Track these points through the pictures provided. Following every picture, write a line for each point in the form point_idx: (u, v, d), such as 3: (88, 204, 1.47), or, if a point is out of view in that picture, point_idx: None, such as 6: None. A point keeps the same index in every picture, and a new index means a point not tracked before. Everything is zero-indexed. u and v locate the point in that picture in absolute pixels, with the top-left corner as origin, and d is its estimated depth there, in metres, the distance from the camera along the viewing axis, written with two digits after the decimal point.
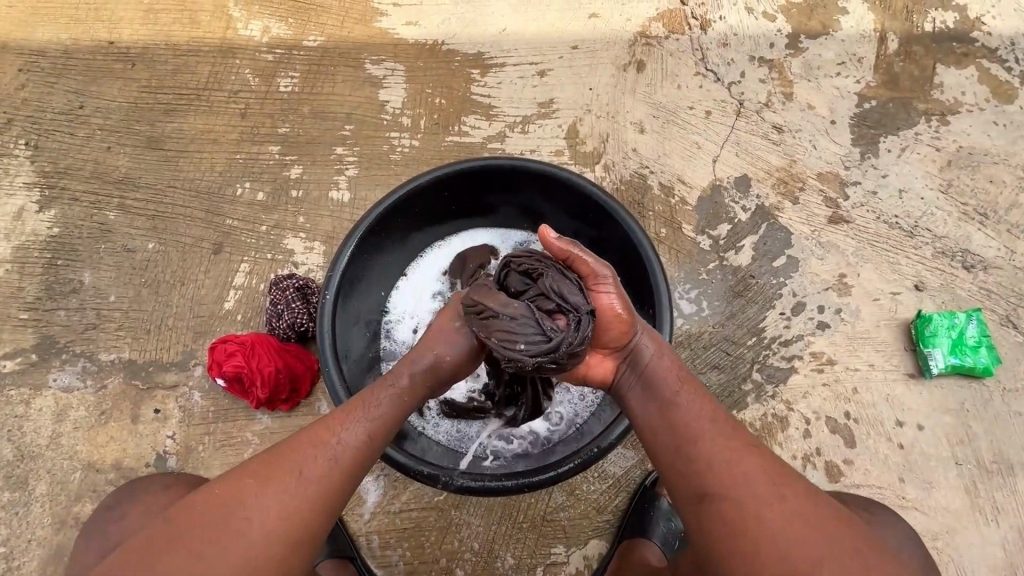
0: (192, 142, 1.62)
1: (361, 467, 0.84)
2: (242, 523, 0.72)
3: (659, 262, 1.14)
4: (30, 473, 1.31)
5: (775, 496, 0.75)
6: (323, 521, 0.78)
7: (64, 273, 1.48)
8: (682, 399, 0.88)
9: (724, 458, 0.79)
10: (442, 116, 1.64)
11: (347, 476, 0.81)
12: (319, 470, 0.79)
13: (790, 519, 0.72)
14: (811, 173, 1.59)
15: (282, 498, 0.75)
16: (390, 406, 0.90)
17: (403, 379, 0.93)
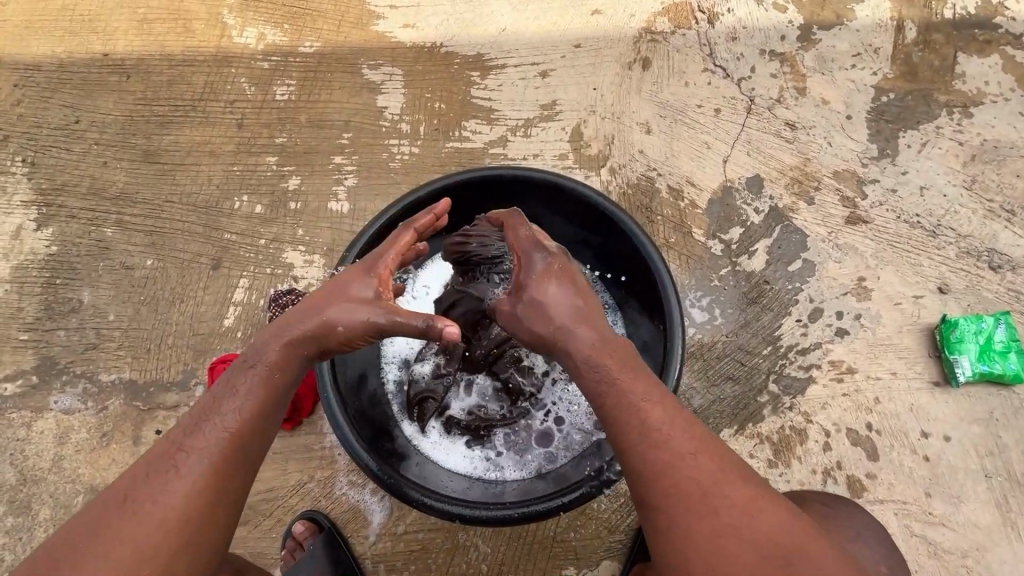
0: (188, 155, 1.59)
1: (223, 476, 0.76)
2: (87, 562, 0.68)
3: (668, 271, 1.08)
4: (33, 497, 1.29)
5: (714, 495, 0.72)
6: (180, 537, 0.72)
7: (62, 292, 1.46)
8: (623, 377, 0.79)
9: (667, 455, 0.74)
10: (442, 121, 1.60)
11: (203, 487, 0.74)
12: (167, 488, 0.73)
13: (727, 516, 0.71)
14: (826, 172, 1.52)
15: (124, 526, 0.70)
16: (255, 394, 0.81)
17: (265, 359, 0.82)
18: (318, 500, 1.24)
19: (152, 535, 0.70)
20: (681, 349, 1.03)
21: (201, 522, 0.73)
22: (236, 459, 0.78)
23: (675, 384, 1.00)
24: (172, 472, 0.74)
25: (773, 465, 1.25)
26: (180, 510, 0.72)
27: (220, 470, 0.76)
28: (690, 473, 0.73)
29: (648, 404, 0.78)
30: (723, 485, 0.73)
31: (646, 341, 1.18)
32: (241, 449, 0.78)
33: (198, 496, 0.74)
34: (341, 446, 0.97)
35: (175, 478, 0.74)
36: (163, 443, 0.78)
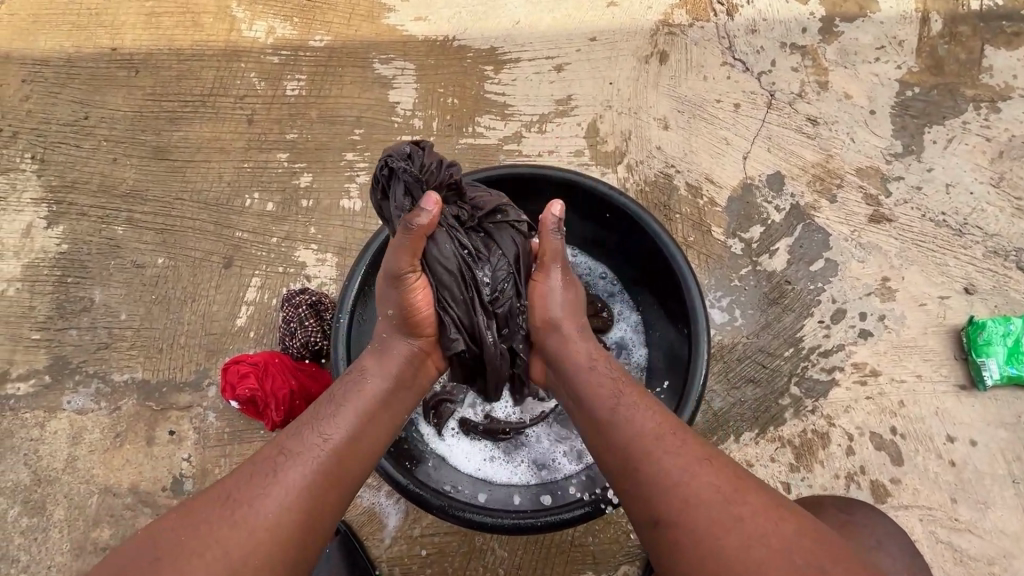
0: (198, 151, 1.57)
1: (319, 489, 0.75)
2: (182, 559, 0.65)
3: (692, 272, 1.05)
4: (47, 498, 1.29)
5: (732, 503, 0.68)
6: (281, 544, 0.69)
7: (73, 291, 1.45)
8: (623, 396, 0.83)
9: (680, 459, 0.73)
10: (455, 117, 1.57)
11: (298, 496, 0.73)
12: (266, 491, 0.72)
13: (752, 523, 0.66)
14: (849, 168, 1.49)
15: (224, 526, 0.68)
16: (352, 410, 0.84)
17: (367, 381, 0.88)
18: None
19: (256, 537, 0.68)
20: (707, 353, 1.00)
21: (288, 536, 0.70)
22: (331, 475, 0.77)
23: (700, 389, 0.98)
24: (271, 477, 0.74)
25: (795, 469, 1.22)
26: (274, 518, 0.70)
27: (318, 484, 0.75)
28: (708, 479, 0.70)
29: (650, 414, 0.80)
30: (732, 492, 0.69)
31: (666, 344, 1.16)
32: (343, 465, 0.79)
33: (294, 505, 0.72)
34: None
35: (273, 482, 0.73)
36: (264, 452, 0.78)
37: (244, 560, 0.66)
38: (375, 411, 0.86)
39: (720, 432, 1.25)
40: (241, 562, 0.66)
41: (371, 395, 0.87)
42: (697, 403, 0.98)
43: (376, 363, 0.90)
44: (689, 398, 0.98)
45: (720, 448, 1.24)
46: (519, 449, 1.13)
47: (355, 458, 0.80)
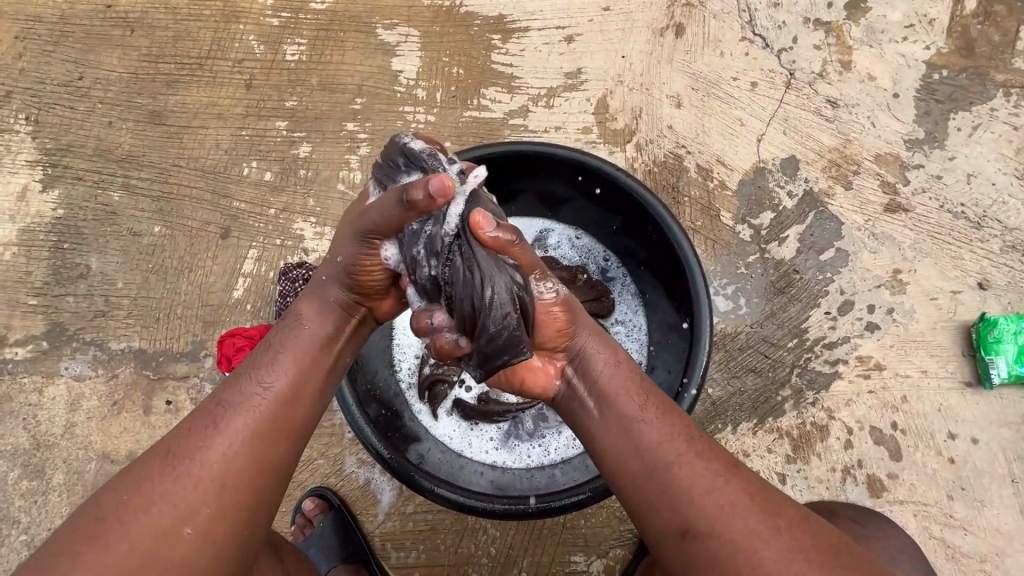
0: (195, 117, 1.52)
1: (256, 437, 0.75)
2: (127, 516, 0.68)
3: (697, 258, 1.02)
4: (47, 462, 1.30)
5: (764, 511, 0.70)
6: (218, 498, 0.71)
7: (69, 257, 1.44)
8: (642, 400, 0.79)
9: (707, 467, 0.73)
10: (460, 88, 1.51)
11: (237, 447, 0.74)
12: (208, 444, 0.73)
13: (783, 539, 0.67)
14: (867, 155, 1.43)
15: (158, 486, 0.70)
16: (288, 355, 0.82)
17: (298, 327, 0.86)
18: (326, 477, 1.23)
19: (191, 495, 0.70)
20: (708, 347, 0.97)
21: (230, 485, 0.72)
22: (272, 421, 0.77)
23: (700, 380, 0.95)
24: (211, 428, 0.74)
25: (791, 461, 1.21)
26: (218, 467, 0.72)
27: (255, 434, 0.75)
28: (735, 487, 0.71)
29: (668, 418, 0.78)
30: (761, 504, 0.70)
31: (668, 332, 1.13)
32: (285, 413, 0.78)
33: (237, 450, 0.73)
34: (355, 433, 0.97)
35: (213, 435, 0.74)
36: (209, 402, 0.79)
37: (189, 507, 0.69)
38: (313, 359, 0.84)
39: (718, 422, 1.23)
40: (186, 510, 0.69)
41: (303, 342, 0.84)
42: (697, 394, 0.95)
43: (310, 308, 0.88)
44: (686, 393, 0.95)
45: (716, 437, 1.23)
46: (517, 432, 1.13)
47: (299, 406, 0.80)
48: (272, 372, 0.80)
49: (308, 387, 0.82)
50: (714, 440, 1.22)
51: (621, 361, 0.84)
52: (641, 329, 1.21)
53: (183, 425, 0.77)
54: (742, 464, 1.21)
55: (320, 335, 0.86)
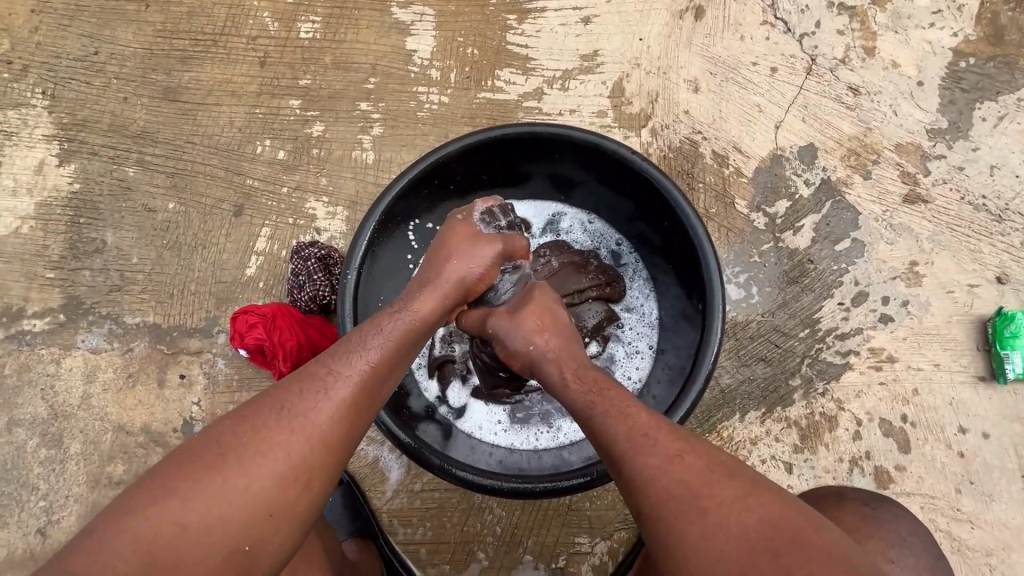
0: (210, 94, 1.52)
1: (358, 414, 0.79)
2: (238, 459, 0.70)
3: (712, 244, 1.01)
4: (64, 431, 1.33)
5: (704, 494, 0.68)
6: (326, 458, 0.74)
7: (86, 232, 1.45)
8: (599, 401, 0.80)
9: (652, 457, 0.72)
10: (474, 69, 1.49)
11: (344, 421, 0.77)
12: (319, 413, 0.75)
13: (718, 523, 0.65)
14: (888, 144, 1.41)
15: (271, 434, 0.72)
16: (395, 339, 0.85)
17: (410, 312, 0.89)
18: None
19: (307, 447, 0.73)
20: (721, 332, 0.96)
21: (333, 459, 0.75)
22: (372, 401, 0.81)
23: (711, 367, 0.95)
24: (324, 391, 0.77)
25: (798, 450, 1.21)
26: (327, 430, 0.75)
27: (360, 407, 0.79)
28: (675, 473, 0.70)
29: (625, 414, 0.78)
30: (705, 487, 0.68)
31: (679, 318, 1.13)
32: (381, 390, 0.82)
33: (343, 418, 0.77)
34: None
35: (323, 403, 0.76)
36: (313, 366, 0.80)
37: (302, 461, 0.73)
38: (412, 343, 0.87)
39: (726, 409, 1.23)
40: (299, 463, 0.72)
41: (413, 328, 0.88)
42: (707, 381, 0.95)
43: (427, 298, 0.91)
44: (697, 378, 0.95)
45: (724, 425, 1.23)
46: (526, 414, 1.13)
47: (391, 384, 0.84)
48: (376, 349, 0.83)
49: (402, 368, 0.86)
50: (722, 428, 1.22)
51: (566, 380, 0.85)
52: (650, 315, 1.20)
53: (288, 382, 0.78)
54: (749, 452, 1.21)
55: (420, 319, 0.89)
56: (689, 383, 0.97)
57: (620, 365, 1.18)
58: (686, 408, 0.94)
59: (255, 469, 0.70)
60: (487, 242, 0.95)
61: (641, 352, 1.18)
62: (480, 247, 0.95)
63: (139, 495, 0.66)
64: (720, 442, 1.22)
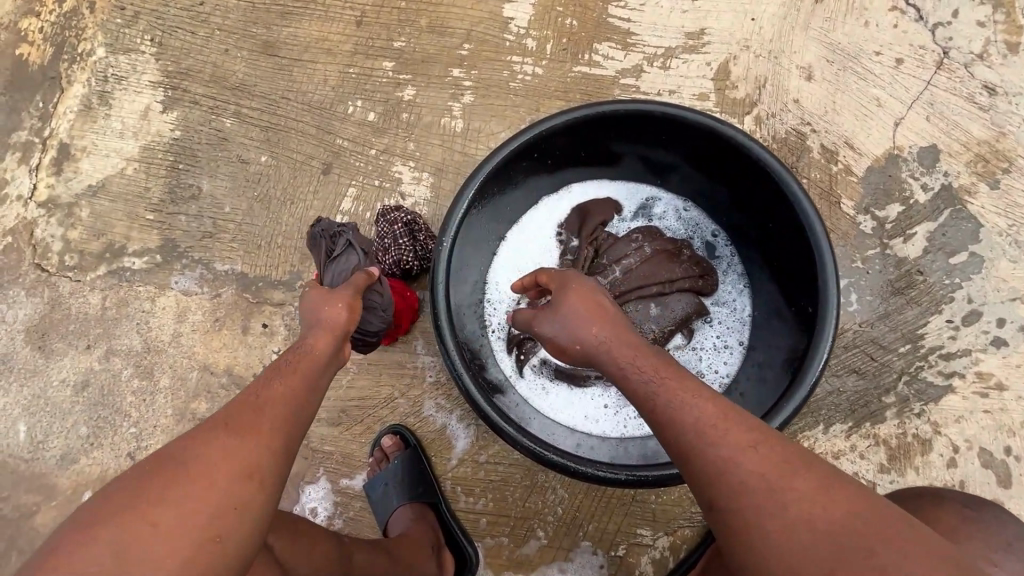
0: (306, 51, 1.54)
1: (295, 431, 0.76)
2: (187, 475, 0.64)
3: (830, 245, 0.93)
4: (155, 366, 1.41)
5: (783, 486, 0.62)
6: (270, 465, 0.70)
7: (184, 178, 1.51)
8: (663, 392, 0.74)
9: (724, 445, 0.67)
10: (572, 41, 1.44)
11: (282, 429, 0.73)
12: (261, 429, 0.71)
13: (800, 517, 0.59)
14: (1023, 152, 1.28)
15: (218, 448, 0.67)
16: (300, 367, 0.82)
17: (309, 348, 0.85)
18: (405, 416, 1.28)
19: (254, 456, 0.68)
20: (832, 338, 0.90)
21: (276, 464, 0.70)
22: (303, 423, 0.77)
23: (817, 376, 0.89)
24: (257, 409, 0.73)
25: (884, 470, 1.15)
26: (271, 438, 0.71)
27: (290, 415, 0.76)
28: (751, 461, 0.64)
29: (691, 399, 0.72)
30: (782, 480, 0.62)
31: (775, 319, 1.07)
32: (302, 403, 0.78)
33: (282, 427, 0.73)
34: (454, 380, 0.98)
35: (263, 418, 0.72)
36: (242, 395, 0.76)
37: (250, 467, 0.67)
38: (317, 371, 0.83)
39: (809, 419, 1.17)
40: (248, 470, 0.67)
41: (316, 360, 0.84)
42: (812, 390, 0.89)
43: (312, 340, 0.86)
44: (801, 385, 0.89)
45: (805, 435, 1.17)
46: (604, 401, 1.12)
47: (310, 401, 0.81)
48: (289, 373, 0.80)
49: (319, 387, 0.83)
50: (802, 438, 1.17)
51: (625, 369, 0.78)
52: (742, 312, 1.14)
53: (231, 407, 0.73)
54: None
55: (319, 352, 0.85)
56: (789, 389, 0.92)
57: (707, 359, 1.13)
58: (786, 414, 0.89)
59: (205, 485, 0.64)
60: (336, 294, 0.94)
61: (731, 347, 1.13)
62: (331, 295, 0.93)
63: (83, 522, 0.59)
64: None
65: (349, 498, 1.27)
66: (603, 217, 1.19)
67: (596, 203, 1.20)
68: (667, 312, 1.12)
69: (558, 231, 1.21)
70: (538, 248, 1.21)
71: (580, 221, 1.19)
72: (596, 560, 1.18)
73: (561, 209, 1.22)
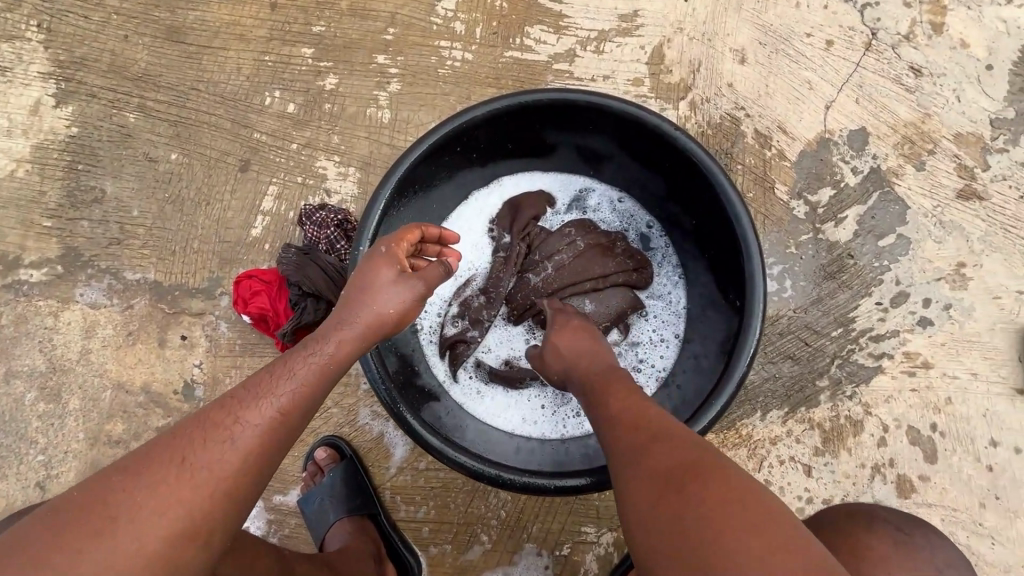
0: (216, 37, 1.41)
1: (270, 450, 0.68)
2: (137, 503, 0.60)
3: (756, 235, 0.92)
4: (62, 387, 1.29)
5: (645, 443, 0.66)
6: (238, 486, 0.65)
7: (85, 180, 1.38)
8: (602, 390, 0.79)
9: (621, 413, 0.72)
10: (502, 24, 1.37)
11: (258, 454, 0.67)
12: (230, 445, 0.66)
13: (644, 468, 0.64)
14: (946, 133, 1.30)
15: (185, 469, 0.63)
16: (304, 376, 0.74)
17: (323, 352, 0.77)
18: (340, 426, 1.22)
19: (223, 479, 0.64)
20: (759, 331, 0.88)
21: (253, 486, 0.67)
22: (291, 435, 0.72)
23: (744, 372, 0.87)
24: (233, 424, 0.67)
25: (819, 453, 1.16)
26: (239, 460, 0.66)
27: (273, 435, 0.69)
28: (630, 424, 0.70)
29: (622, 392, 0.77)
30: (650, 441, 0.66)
31: (708, 310, 1.06)
32: (285, 419, 0.71)
33: (253, 450, 0.67)
34: (375, 394, 0.92)
35: (239, 434, 0.67)
36: (208, 412, 0.68)
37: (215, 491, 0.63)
38: (325, 378, 0.76)
39: (747, 407, 1.18)
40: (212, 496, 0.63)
41: (331, 366, 0.77)
42: (738, 387, 0.87)
43: (339, 338, 0.79)
44: (728, 384, 0.88)
45: (743, 423, 1.18)
46: (542, 403, 1.08)
47: (306, 414, 0.73)
48: (289, 383, 0.72)
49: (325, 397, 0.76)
50: (740, 425, 1.17)
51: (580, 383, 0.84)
52: (676, 302, 1.12)
53: (198, 419, 0.67)
54: (767, 452, 1.17)
55: (327, 360, 0.77)
56: (718, 388, 0.90)
57: (643, 353, 1.10)
58: (716, 412, 0.87)
59: (135, 533, 0.59)
60: (406, 279, 0.85)
61: (666, 340, 1.11)
62: (407, 282, 0.85)
63: (49, 532, 0.58)
64: (739, 439, 1.17)
65: (283, 516, 1.21)
66: (536, 210, 1.12)
67: (527, 195, 1.14)
68: (603, 308, 1.07)
69: (488, 227, 1.16)
70: (469, 247, 1.15)
71: (511, 215, 1.13)
72: (542, 561, 1.16)
73: (492, 205, 1.17)
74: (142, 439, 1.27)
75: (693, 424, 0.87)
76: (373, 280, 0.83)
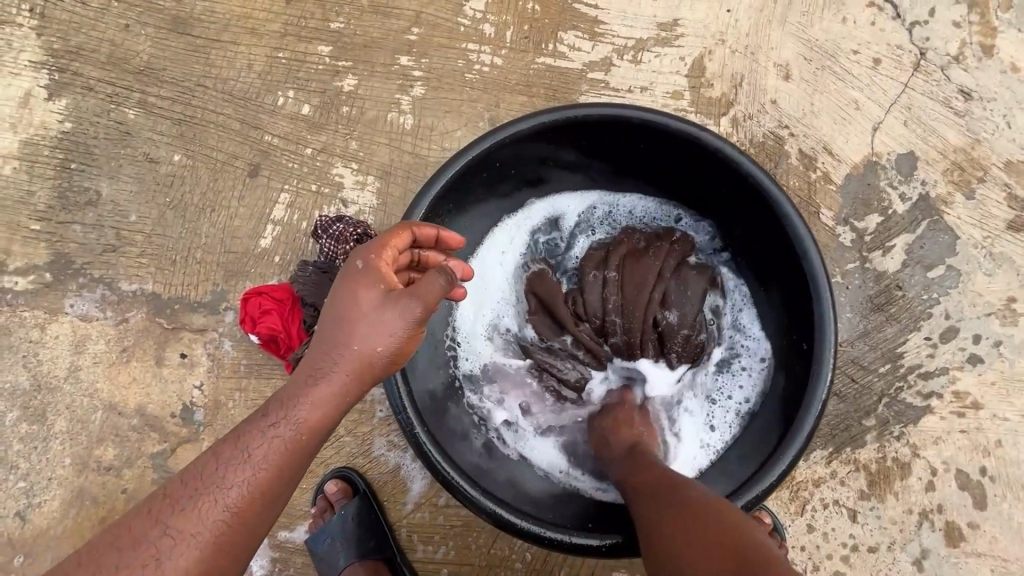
0: (225, 30, 1.31)
1: (214, 563, 0.63)
2: None
3: (826, 272, 0.85)
4: (48, 407, 1.19)
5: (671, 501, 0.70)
6: None
7: (78, 180, 1.27)
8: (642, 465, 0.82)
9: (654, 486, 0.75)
10: (534, 28, 1.29)
11: (199, 568, 0.62)
12: (164, 560, 0.61)
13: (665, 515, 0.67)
14: (997, 161, 1.24)
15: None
16: (265, 463, 0.67)
17: (289, 428, 0.69)
18: (353, 457, 1.13)
19: None
20: (830, 380, 0.82)
21: None
22: (245, 540, 0.66)
23: (814, 426, 0.80)
24: (173, 530, 0.63)
25: (865, 497, 1.10)
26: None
27: (222, 541, 0.64)
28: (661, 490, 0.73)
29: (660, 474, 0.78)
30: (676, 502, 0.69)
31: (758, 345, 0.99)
32: (236, 521, 0.65)
33: (194, 563, 0.62)
34: (405, 437, 0.81)
35: (179, 544, 0.62)
36: (138, 519, 0.64)
37: None
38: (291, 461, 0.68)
39: None
40: None
41: (301, 448, 0.69)
42: (806, 443, 0.81)
43: (315, 400, 0.71)
44: (797, 438, 0.81)
45: None
46: None
47: (265, 511, 0.67)
48: (244, 474, 0.66)
49: (289, 487, 0.69)
50: None
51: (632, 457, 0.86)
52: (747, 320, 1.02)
53: (144, 515, 0.64)
54: (810, 495, 1.10)
55: (294, 436, 0.69)
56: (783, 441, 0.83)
57: (714, 383, 1.01)
58: (783, 468, 0.80)
59: None
60: (393, 301, 0.73)
61: (740, 365, 1.01)
62: (390, 305, 0.72)
63: None
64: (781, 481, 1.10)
65: (289, 554, 1.12)
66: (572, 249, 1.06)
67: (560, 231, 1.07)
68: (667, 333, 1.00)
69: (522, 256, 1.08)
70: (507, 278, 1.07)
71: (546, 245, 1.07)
72: None
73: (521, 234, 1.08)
74: (135, 466, 1.16)
75: (760, 478, 0.81)
76: (370, 311, 0.73)
